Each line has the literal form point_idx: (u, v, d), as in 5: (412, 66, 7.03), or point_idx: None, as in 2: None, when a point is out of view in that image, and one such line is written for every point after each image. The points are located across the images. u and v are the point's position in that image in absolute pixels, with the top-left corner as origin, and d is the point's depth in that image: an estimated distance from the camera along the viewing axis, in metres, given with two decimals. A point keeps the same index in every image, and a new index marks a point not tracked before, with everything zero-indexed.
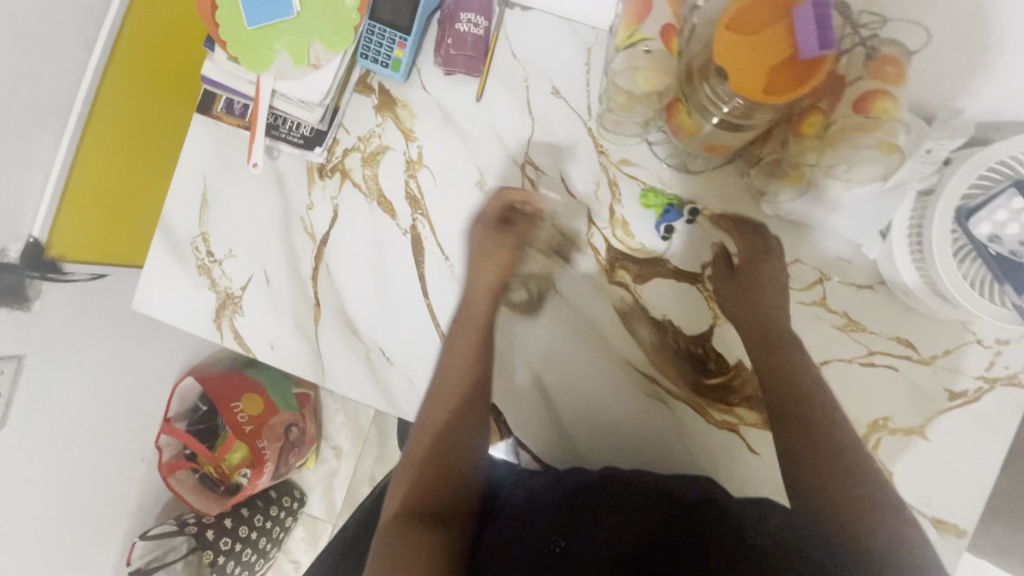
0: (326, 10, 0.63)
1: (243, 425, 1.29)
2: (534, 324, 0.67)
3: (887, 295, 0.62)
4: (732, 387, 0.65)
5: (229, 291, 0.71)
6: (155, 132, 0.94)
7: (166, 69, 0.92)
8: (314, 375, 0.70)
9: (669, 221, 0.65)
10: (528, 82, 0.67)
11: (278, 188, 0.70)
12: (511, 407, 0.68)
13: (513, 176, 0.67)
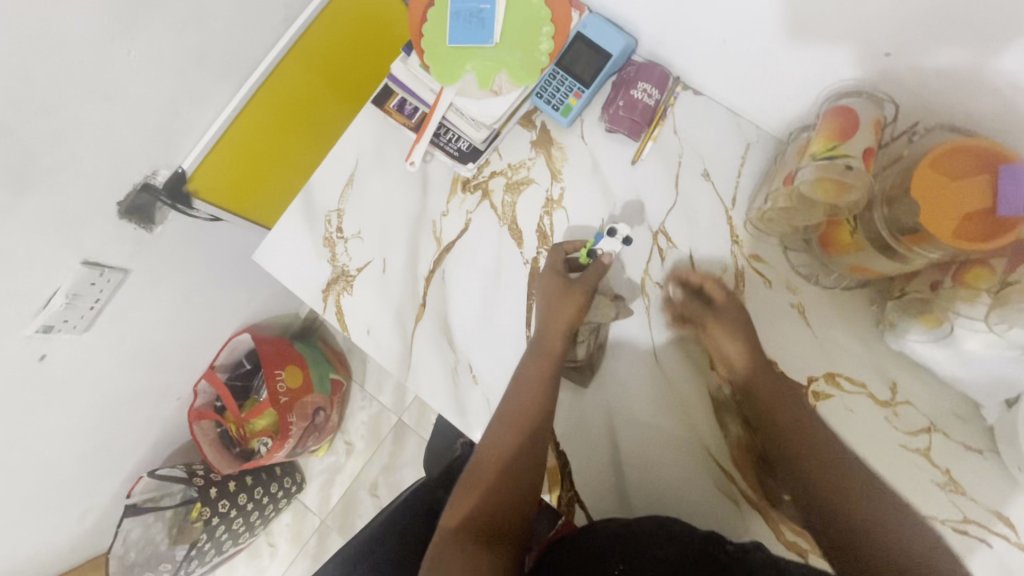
0: (521, 47, 0.68)
1: (280, 394, 1.28)
2: (623, 384, 0.68)
3: (997, 465, 0.59)
4: None
5: (344, 268, 0.74)
6: (312, 113, 1.00)
7: (341, 64, 1.00)
8: (398, 371, 0.71)
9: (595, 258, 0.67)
10: (682, 159, 0.69)
11: (420, 188, 0.74)
12: (579, 459, 0.68)
13: (643, 239, 0.69)
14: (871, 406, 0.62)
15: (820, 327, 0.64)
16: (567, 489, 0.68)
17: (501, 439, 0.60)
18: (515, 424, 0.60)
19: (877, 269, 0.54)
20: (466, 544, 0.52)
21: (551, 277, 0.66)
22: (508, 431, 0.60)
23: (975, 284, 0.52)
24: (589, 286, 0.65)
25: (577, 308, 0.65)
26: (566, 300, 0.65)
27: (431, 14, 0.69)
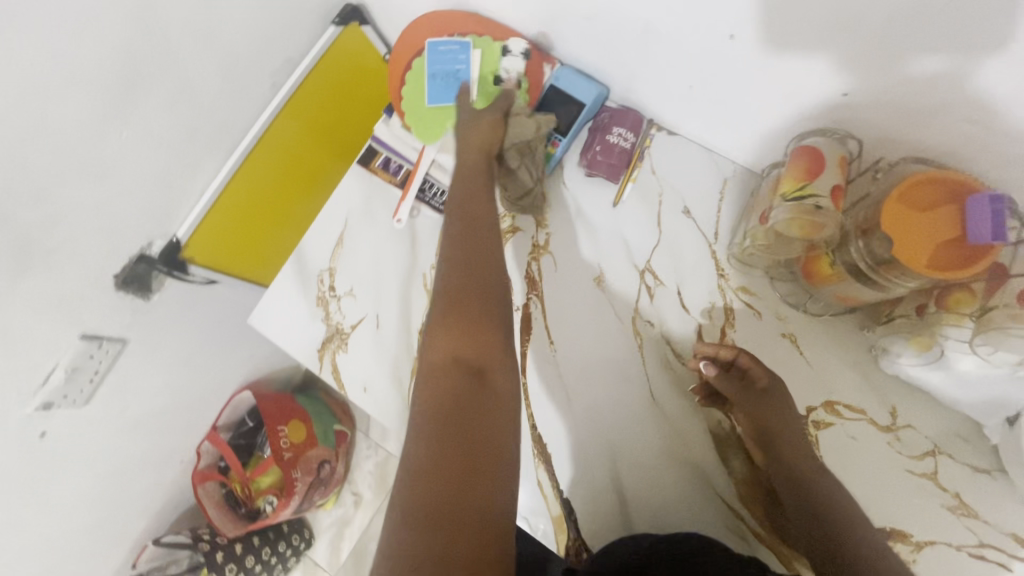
0: (497, 102, 0.71)
1: (283, 451, 1.28)
2: (622, 422, 0.67)
3: (1006, 484, 0.58)
4: None
5: (339, 326, 0.75)
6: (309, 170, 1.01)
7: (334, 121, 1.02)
8: (396, 425, 0.71)
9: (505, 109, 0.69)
10: (662, 198, 0.71)
11: (409, 243, 0.75)
12: (584, 506, 0.66)
13: (631, 278, 0.70)
14: (873, 432, 0.62)
15: (813, 355, 0.64)
16: (574, 539, 0.65)
17: (456, 279, 0.52)
18: (478, 263, 0.53)
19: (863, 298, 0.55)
20: (456, 377, 0.45)
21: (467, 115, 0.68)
22: (475, 271, 0.52)
23: (959, 306, 0.52)
24: (502, 113, 0.67)
25: (484, 136, 0.66)
26: (473, 135, 0.66)
27: (409, 76, 0.72)
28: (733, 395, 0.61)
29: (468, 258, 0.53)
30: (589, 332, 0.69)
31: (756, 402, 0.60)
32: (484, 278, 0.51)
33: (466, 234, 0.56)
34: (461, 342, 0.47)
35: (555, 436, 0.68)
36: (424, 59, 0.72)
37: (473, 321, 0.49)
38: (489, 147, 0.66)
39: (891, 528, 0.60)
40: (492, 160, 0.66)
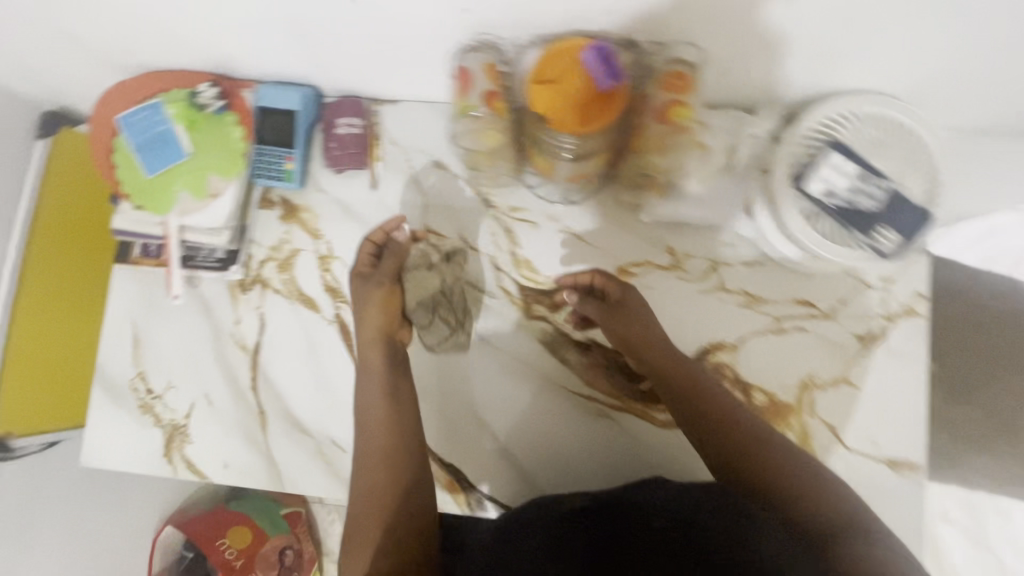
0: (215, 144, 0.69)
1: (233, 561, 1.21)
2: (467, 373, 0.70)
3: (773, 265, 0.68)
4: None
5: (173, 422, 0.72)
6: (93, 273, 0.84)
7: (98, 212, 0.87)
8: (272, 482, 0.71)
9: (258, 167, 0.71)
10: (412, 162, 0.73)
11: (203, 313, 0.73)
12: (467, 461, 0.69)
13: (417, 246, 0.72)
14: (664, 275, 0.69)
15: (594, 236, 0.70)
16: (471, 492, 0.69)
17: (366, 474, 0.62)
18: (375, 458, 0.62)
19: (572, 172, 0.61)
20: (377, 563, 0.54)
21: (360, 267, 0.70)
22: (376, 466, 0.62)
23: (664, 151, 0.59)
24: (389, 272, 0.69)
25: (381, 297, 0.68)
26: (371, 292, 0.68)
27: (117, 158, 0.69)
28: (593, 315, 0.65)
29: (363, 461, 0.63)
30: (404, 310, 0.71)
31: (615, 318, 0.64)
32: (389, 464, 0.62)
33: (365, 418, 0.64)
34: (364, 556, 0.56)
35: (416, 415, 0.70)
36: (122, 137, 0.69)
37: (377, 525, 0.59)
38: (389, 328, 0.68)
39: (709, 344, 0.68)
40: (395, 339, 0.68)
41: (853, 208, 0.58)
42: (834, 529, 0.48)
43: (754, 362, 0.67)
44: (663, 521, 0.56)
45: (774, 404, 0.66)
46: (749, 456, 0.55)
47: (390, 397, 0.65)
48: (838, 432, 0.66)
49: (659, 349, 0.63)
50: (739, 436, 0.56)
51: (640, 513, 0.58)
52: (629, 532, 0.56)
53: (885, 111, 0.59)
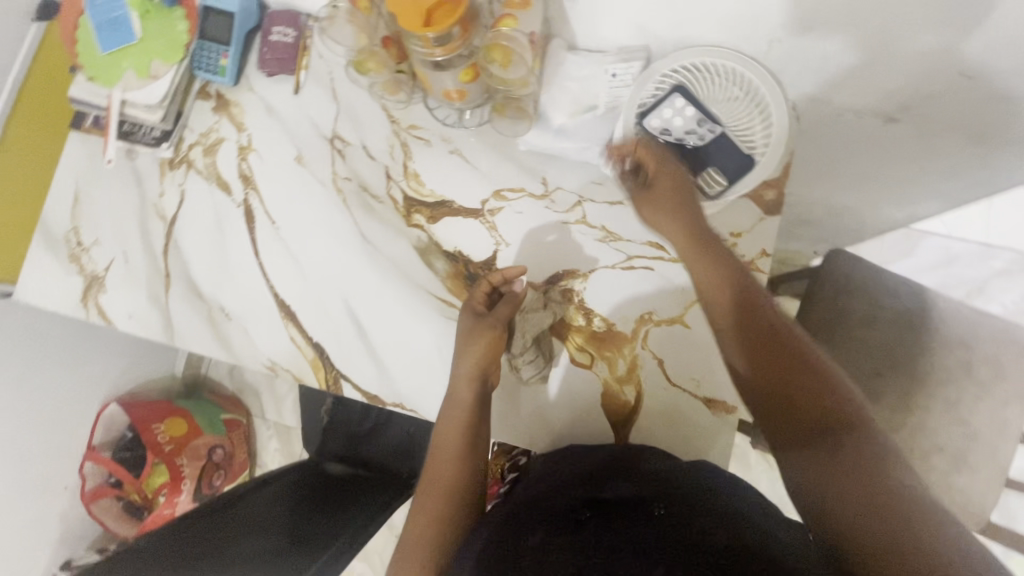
0: (162, 35, 0.79)
1: (163, 444, 1.33)
2: (346, 267, 0.77)
3: (632, 207, 0.73)
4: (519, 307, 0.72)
5: (94, 273, 0.82)
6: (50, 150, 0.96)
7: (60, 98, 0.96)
8: (165, 336, 0.80)
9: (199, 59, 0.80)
10: (331, 74, 0.81)
11: (135, 183, 0.83)
12: (331, 344, 0.76)
13: (324, 149, 0.80)
14: (534, 202, 0.75)
15: (477, 158, 0.76)
16: (330, 372, 0.76)
17: (429, 500, 0.65)
18: (436, 489, 0.66)
19: (438, 81, 0.67)
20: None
21: (477, 305, 0.72)
22: (434, 494, 0.65)
23: (508, 64, 0.64)
24: (501, 318, 0.70)
25: (490, 340, 0.69)
26: (480, 331, 0.70)
27: (80, 34, 0.80)
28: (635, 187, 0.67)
29: (427, 491, 0.66)
30: (303, 205, 0.79)
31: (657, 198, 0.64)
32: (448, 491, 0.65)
33: (438, 452, 0.68)
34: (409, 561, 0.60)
35: (295, 297, 0.77)
36: (86, 17, 0.79)
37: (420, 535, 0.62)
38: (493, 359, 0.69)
39: (562, 271, 0.73)
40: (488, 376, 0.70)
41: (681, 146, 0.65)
42: (876, 468, 0.43)
43: (600, 291, 0.72)
44: (664, 508, 0.55)
45: (612, 332, 0.71)
46: (795, 396, 0.50)
47: (465, 435, 0.68)
48: (665, 365, 0.70)
49: (718, 277, 0.59)
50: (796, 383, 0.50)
51: (641, 503, 0.56)
52: (629, 523, 0.53)
53: (734, 69, 0.64)
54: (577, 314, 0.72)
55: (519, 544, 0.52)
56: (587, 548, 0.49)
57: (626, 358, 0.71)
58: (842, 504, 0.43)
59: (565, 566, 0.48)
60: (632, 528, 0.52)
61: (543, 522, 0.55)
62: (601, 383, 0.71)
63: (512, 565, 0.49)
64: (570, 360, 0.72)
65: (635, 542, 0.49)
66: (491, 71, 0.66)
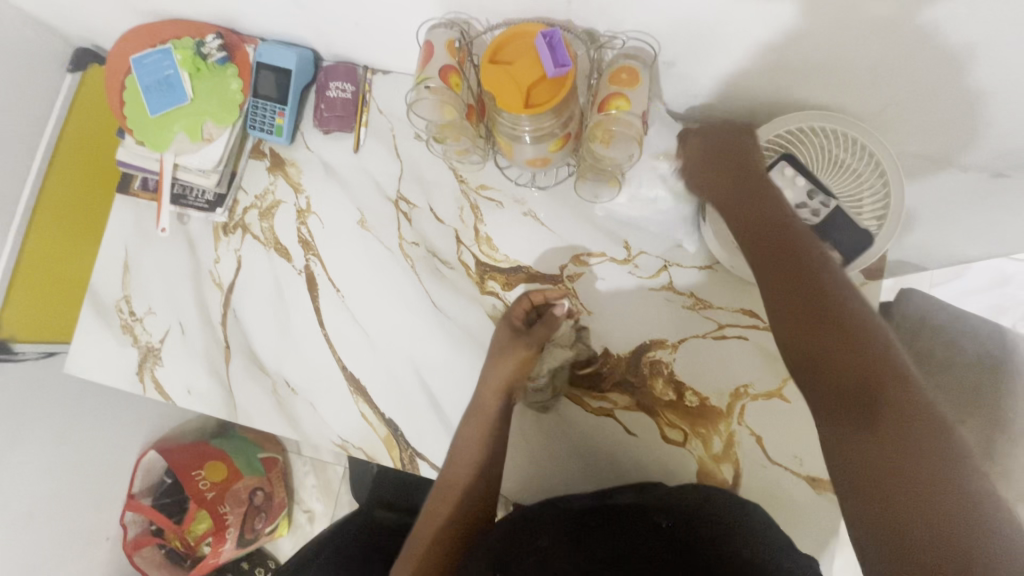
0: (215, 95, 0.75)
1: (205, 492, 1.30)
2: (417, 337, 0.74)
3: (724, 272, 0.69)
4: (603, 374, 0.70)
5: (149, 344, 0.79)
6: (96, 207, 0.96)
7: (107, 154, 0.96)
8: (226, 411, 0.76)
9: (254, 118, 0.75)
10: (394, 131, 0.77)
11: (187, 249, 0.79)
12: (404, 419, 0.72)
13: (388, 210, 0.76)
14: (617, 268, 0.71)
15: (555, 221, 0.72)
16: (405, 449, 0.72)
17: (439, 504, 0.66)
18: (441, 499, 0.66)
19: (525, 152, 0.62)
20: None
21: (504, 328, 0.69)
22: (443, 498, 0.66)
23: (609, 142, 0.61)
24: (538, 339, 0.67)
25: (521, 356, 0.67)
26: (512, 349, 0.67)
27: (128, 95, 0.75)
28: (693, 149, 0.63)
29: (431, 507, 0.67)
30: (368, 271, 0.75)
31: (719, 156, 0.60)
32: (456, 501, 0.66)
33: (448, 461, 0.68)
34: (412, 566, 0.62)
35: (364, 369, 0.74)
36: (133, 78, 0.75)
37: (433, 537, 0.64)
38: (512, 381, 0.68)
39: (649, 341, 0.69)
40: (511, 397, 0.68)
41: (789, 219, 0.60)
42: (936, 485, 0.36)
43: (690, 362, 0.68)
44: (667, 520, 0.61)
45: (704, 406, 0.68)
46: (830, 351, 0.43)
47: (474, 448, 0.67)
48: (763, 442, 0.67)
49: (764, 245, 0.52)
50: (840, 346, 0.43)
51: (643, 512, 0.62)
52: (630, 536, 0.60)
53: (844, 133, 0.59)
54: (666, 387, 0.68)
55: (528, 543, 0.59)
56: (588, 560, 0.56)
57: (722, 435, 0.67)
58: (868, 482, 0.38)
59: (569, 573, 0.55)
60: (634, 543, 0.58)
61: (554, 524, 0.61)
62: (696, 462, 0.68)
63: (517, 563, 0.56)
64: (661, 438, 0.68)
65: (628, 560, 0.56)
66: (588, 145, 0.63)
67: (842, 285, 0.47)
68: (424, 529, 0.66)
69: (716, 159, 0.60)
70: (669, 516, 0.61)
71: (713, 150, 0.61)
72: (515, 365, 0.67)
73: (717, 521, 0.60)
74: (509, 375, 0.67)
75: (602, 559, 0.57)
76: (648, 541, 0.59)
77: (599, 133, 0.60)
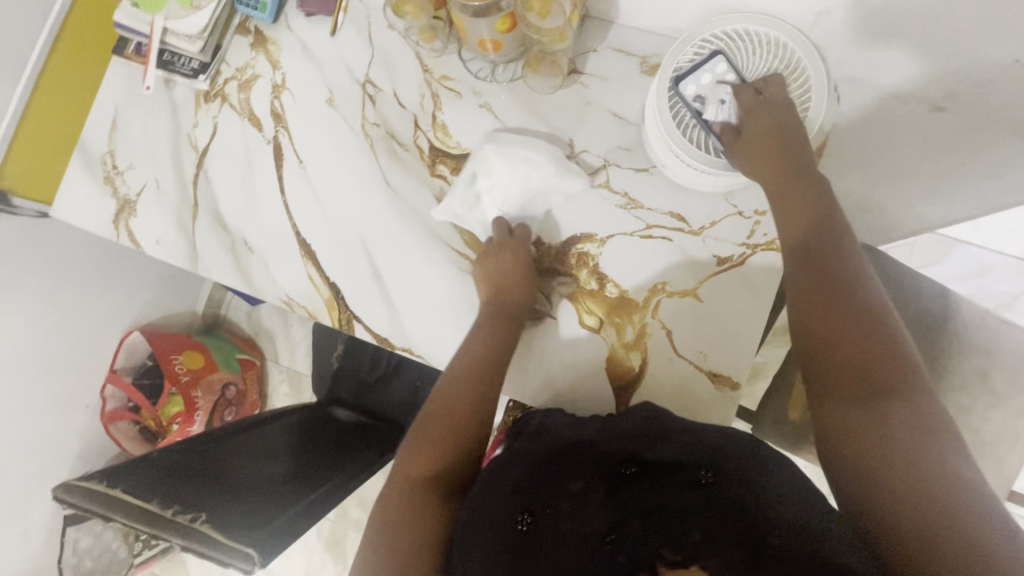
0: None
1: (180, 375, 1.39)
2: (368, 211, 0.78)
3: (658, 175, 0.72)
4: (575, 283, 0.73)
5: (127, 196, 0.85)
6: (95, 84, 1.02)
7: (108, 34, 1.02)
8: (189, 263, 0.83)
9: None
10: (370, 19, 0.80)
11: (170, 112, 0.85)
12: (347, 285, 0.78)
13: (356, 92, 0.80)
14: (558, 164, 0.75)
15: (507, 114, 0.76)
16: (344, 312, 0.78)
17: (453, 390, 0.69)
18: (449, 391, 0.69)
19: (476, 30, 0.67)
20: (428, 484, 0.64)
21: (518, 257, 0.72)
22: (451, 388, 0.69)
23: (545, 14, 0.64)
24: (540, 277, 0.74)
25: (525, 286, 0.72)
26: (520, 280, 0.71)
27: None
28: (753, 112, 0.62)
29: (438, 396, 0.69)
30: (331, 147, 0.80)
31: (758, 121, 0.62)
32: (470, 394, 0.68)
33: (464, 354, 0.70)
34: (422, 458, 0.65)
35: (316, 235, 0.79)
36: None
37: (441, 431, 0.67)
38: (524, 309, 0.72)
39: (580, 234, 0.73)
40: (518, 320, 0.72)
41: (714, 114, 0.63)
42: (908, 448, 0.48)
43: (616, 257, 0.72)
44: (711, 478, 0.57)
45: (624, 299, 0.72)
46: (848, 328, 0.54)
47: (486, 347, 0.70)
48: (672, 336, 0.71)
49: (803, 224, 0.60)
50: (843, 335, 0.54)
51: (685, 467, 0.58)
52: (667, 489, 0.57)
53: (774, 36, 0.63)
54: (590, 278, 0.73)
55: (562, 485, 0.60)
56: (624, 511, 0.56)
57: (635, 325, 0.71)
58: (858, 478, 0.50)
59: (598, 520, 0.56)
60: (666, 497, 0.56)
61: (584, 469, 0.61)
62: (607, 348, 0.72)
63: (545, 507, 0.58)
64: (578, 323, 0.73)
65: (655, 511, 0.55)
66: (528, 21, 0.65)
67: (863, 283, 0.57)
68: (433, 419, 0.68)
69: (767, 136, 0.61)
70: (712, 473, 0.57)
71: (759, 131, 0.62)
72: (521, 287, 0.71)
73: (761, 487, 0.55)
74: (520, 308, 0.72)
75: (634, 510, 0.56)
76: (686, 496, 0.55)
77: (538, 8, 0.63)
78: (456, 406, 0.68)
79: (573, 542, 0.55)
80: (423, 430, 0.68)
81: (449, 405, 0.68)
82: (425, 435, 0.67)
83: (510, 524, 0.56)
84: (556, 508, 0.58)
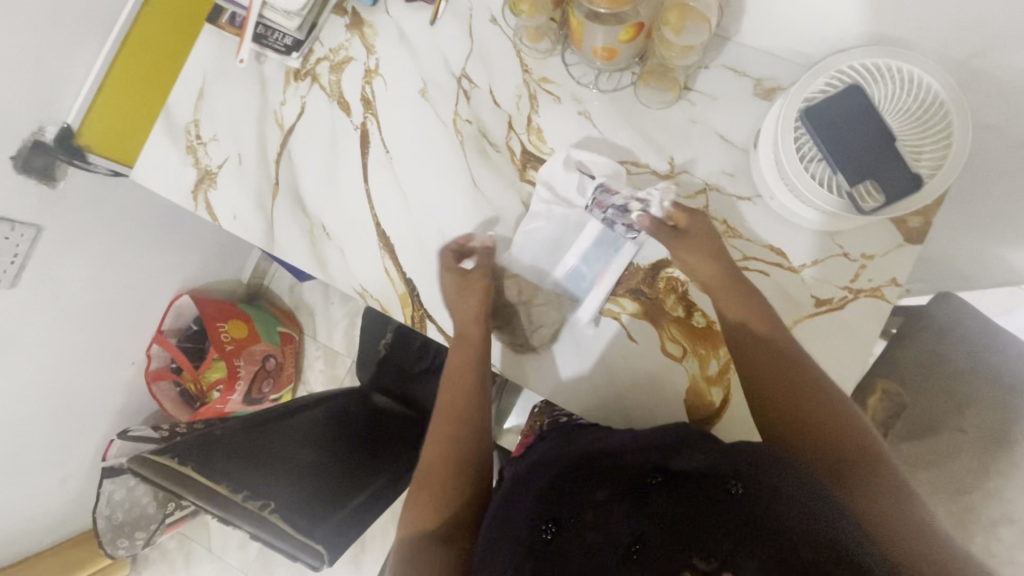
0: None
1: (225, 343, 1.40)
2: (452, 210, 0.77)
3: (762, 206, 0.69)
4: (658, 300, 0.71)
5: (208, 167, 0.84)
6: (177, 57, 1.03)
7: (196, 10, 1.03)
8: (265, 242, 0.82)
9: None
10: (472, 10, 0.77)
11: (259, 87, 0.83)
12: (422, 283, 0.76)
13: (450, 85, 0.78)
14: (657, 182, 0.72)
15: (604, 124, 0.74)
16: (417, 309, 0.77)
17: (438, 429, 0.69)
18: (445, 416, 0.70)
19: (599, 39, 0.64)
20: (433, 538, 0.63)
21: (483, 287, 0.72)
22: (444, 425, 0.70)
23: (681, 30, 0.61)
24: (483, 277, 0.72)
25: (474, 294, 0.72)
26: (463, 291, 0.72)
27: None
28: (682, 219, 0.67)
29: (439, 419, 0.71)
30: (419, 139, 0.78)
31: (694, 232, 0.67)
32: (452, 427, 0.69)
33: (448, 390, 0.71)
34: (423, 510, 0.65)
35: (396, 229, 0.78)
36: None
37: (434, 479, 0.66)
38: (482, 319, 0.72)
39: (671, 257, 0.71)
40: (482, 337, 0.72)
41: (843, 148, 0.58)
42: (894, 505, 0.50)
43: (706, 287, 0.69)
44: (742, 488, 0.50)
45: (710, 329, 0.69)
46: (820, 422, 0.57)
47: (467, 368, 0.71)
48: None
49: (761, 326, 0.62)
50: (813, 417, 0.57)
51: (715, 477, 0.53)
52: (693, 496, 0.52)
53: (908, 71, 0.58)
54: (678, 304, 0.70)
55: (586, 495, 0.58)
56: (648, 523, 0.52)
57: (721, 358, 0.69)
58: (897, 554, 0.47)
59: (621, 533, 0.52)
60: (692, 509, 0.51)
61: (611, 481, 0.59)
62: (687, 378, 0.70)
63: (570, 518, 0.57)
64: (660, 349, 0.70)
65: (680, 518, 0.50)
66: (659, 34, 0.63)
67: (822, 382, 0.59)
68: (426, 467, 0.68)
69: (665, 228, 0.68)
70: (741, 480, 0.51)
71: (698, 231, 0.67)
72: (476, 307, 0.72)
73: (799, 496, 0.49)
74: (477, 313, 0.72)
75: (659, 520, 0.51)
76: (713, 505, 0.50)
77: (675, 22, 0.61)
78: (448, 445, 0.68)
79: (597, 555, 0.52)
80: (421, 476, 0.67)
81: (441, 446, 0.68)
82: (421, 482, 0.67)
83: (535, 533, 0.56)
84: (565, 517, 0.57)
